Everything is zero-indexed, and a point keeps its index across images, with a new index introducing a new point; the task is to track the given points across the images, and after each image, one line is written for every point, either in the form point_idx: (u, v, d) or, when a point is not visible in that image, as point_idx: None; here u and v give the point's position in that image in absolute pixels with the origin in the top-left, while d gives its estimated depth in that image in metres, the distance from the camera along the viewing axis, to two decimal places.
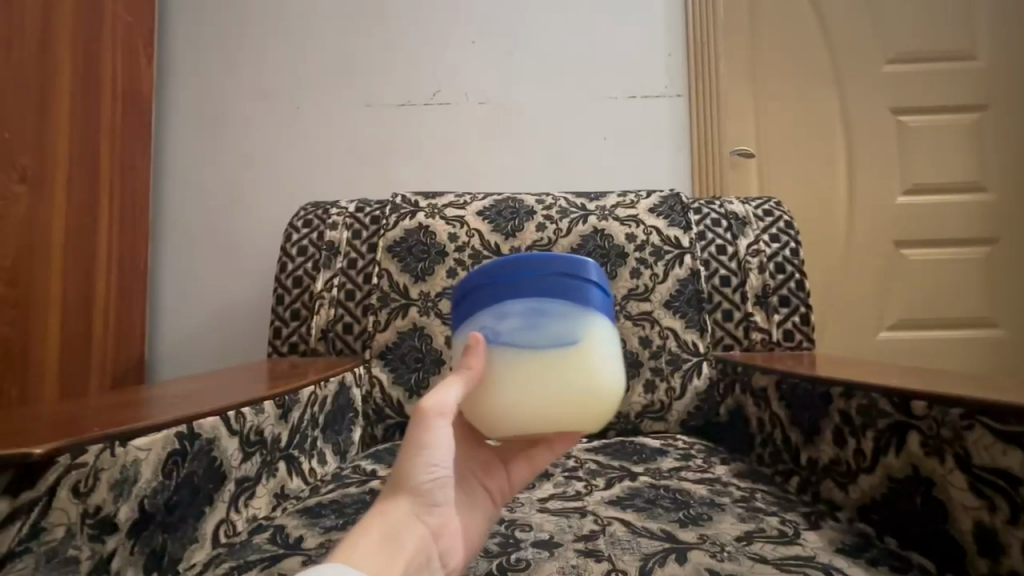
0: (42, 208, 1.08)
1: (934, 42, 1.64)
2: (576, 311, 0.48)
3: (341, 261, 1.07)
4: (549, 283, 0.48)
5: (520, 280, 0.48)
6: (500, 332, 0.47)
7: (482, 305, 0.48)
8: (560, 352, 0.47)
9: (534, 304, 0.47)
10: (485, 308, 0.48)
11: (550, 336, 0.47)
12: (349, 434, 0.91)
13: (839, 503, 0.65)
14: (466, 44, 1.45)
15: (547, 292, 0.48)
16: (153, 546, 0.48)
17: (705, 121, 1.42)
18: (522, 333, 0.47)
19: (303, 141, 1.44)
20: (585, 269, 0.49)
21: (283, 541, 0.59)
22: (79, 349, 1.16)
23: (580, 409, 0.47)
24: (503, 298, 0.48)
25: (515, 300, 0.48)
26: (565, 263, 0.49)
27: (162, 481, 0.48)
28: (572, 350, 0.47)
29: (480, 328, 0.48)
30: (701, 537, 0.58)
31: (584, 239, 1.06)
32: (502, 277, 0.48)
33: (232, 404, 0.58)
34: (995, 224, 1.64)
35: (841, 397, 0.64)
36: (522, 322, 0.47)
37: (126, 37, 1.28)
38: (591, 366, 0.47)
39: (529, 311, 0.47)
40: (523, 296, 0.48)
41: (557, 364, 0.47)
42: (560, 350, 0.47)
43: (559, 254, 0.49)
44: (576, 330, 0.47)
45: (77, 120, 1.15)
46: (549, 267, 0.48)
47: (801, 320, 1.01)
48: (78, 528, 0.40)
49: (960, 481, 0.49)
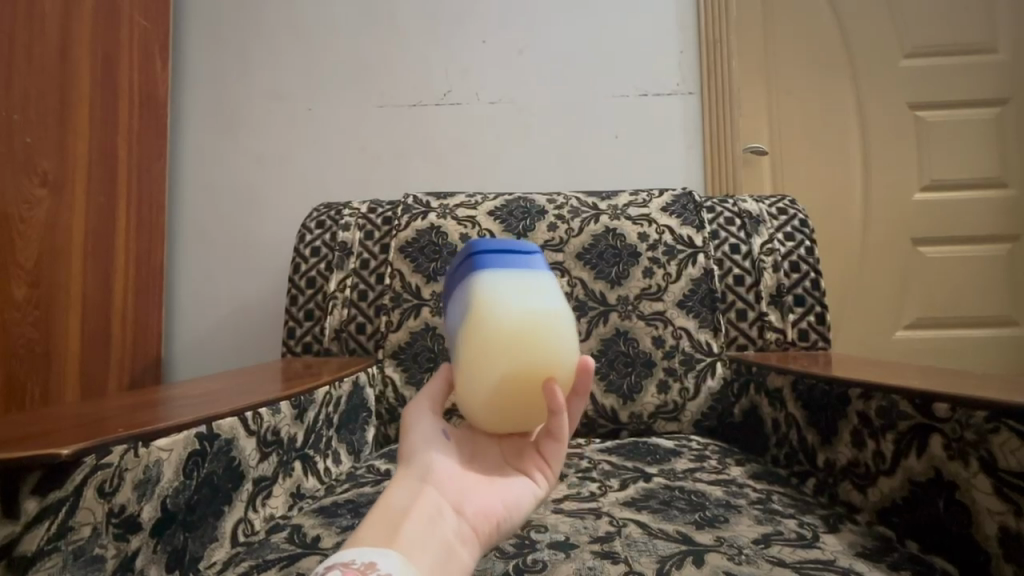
0: (63, 211, 1.10)
1: (950, 37, 1.61)
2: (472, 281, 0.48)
3: (354, 261, 1.08)
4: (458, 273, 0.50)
5: (448, 289, 0.53)
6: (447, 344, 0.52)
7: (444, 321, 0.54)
8: (460, 320, 0.48)
9: (455, 297, 0.51)
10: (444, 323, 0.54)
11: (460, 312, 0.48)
12: (363, 433, 0.91)
13: (857, 505, 0.65)
14: (477, 44, 1.45)
15: (456, 280, 0.51)
16: (175, 545, 0.49)
17: (718, 118, 1.41)
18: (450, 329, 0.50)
19: (317, 141, 1.45)
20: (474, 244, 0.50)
21: (300, 540, 0.60)
22: (98, 349, 1.17)
23: (508, 352, 0.46)
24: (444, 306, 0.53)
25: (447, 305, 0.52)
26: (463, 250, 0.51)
27: (183, 481, 0.49)
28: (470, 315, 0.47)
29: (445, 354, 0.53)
30: (718, 539, 0.58)
31: (596, 239, 1.06)
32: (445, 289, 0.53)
33: (250, 405, 0.58)
34: (1014, 220, 1.61)
35: (860, 398, 0.64)
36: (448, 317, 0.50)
37: (141, 39, 1.29)
38: (491, 307, 0.46)
39: (450, 307, 0.51)
40: (450, 300, 0.52)
41: (467, 328, 0.47)
42: (461, 316, 0.48)
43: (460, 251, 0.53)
44: (469, 293, 0.47)
45: (95, 123, 1.16)
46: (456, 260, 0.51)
47: (816, 319, 1.00)
48: (103, 528, 0.41)
49: (984, 485, 0.48)
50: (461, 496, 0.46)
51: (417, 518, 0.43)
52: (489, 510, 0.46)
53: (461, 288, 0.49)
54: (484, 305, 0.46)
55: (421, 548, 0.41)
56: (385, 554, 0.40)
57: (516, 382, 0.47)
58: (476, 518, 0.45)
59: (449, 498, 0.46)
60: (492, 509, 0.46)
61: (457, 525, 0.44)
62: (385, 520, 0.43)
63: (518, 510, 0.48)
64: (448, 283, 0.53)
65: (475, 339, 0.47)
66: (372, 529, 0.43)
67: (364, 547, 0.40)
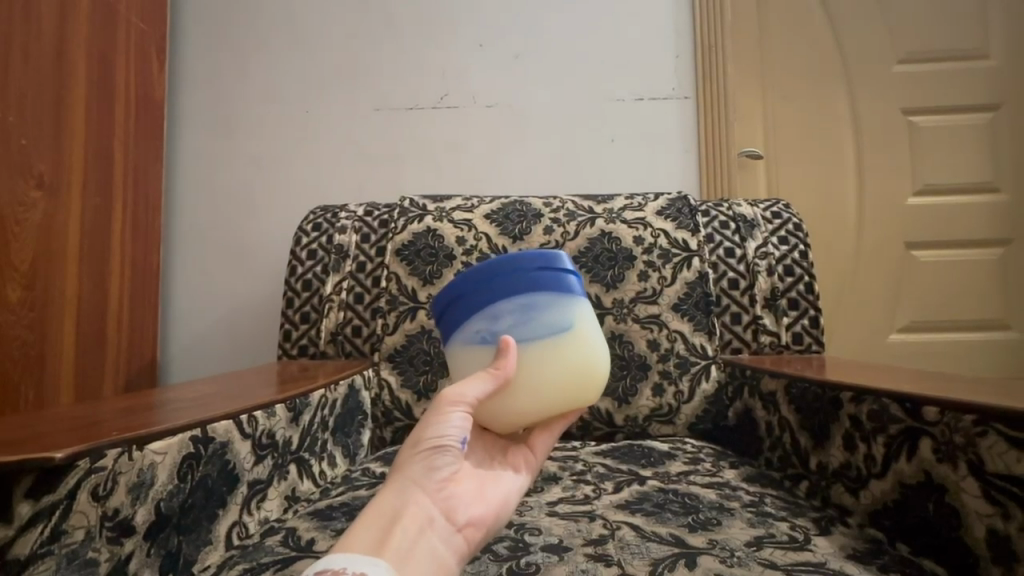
0: (59, 213, 1.10)
1: (944, 43, 1.63)
2: (560, 299, 0.52)
3: (350, 264, 1.08)
4: (533, 279, 0.51)
5: (509, 278, 0.51)
6: (495, 332, 0.51)
7: (470, 313, 0.52)
8: (552, 334, 0.51)
9: (527, 300, 0.51)
10: (473, 315, 0.51)
11: (545, 325, 0.51)
12: (358, 436, 0.92)
13: (849, 508, 0.65)
14: (474, 47, 1.45)
15: (538, 287, 0.51)
16: (168, 548, 0.49)
17: (712, 122, 1.42)
18: (517, 330, 0.50)
19: (313, 144, 1.45)
20: (557, 259, 0.53)
21: (295, 543, 0.60)
22: (93, 352, 1.17)
23: (590, 376, 0.53)
24: (491, 300, 0.51)
25: (502, 302, 0.51)
26: (541, 256, 0.52)
27: (178, 484, 0.49)
28: (564, 334, 0.51)
29: (476, 334, 0.51)
30: (710, 541, 0.58)
31: (591, 242, 1.06)
32: (489, 279, 0.51)
33: (245, 408, 0.58)
34: (1007, 224, 1.62)
35: (851, 402, 0.64)
36: (515, 319, 0.51)
37: (139, 41, 1.29)
38: (586, 335, 0.53)
39: (519, 307, 0.51)
40: (514, 294, 0.51)
41: (553, 351, 0.51)
42: (557, 337, 0.51)
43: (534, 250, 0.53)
44: (567, 313, 0.52)
45: (92, 125, 1.16)
46: (527, 263, 0.52)
47: (810, 322, 1.01)
48: (97, 531, 0.41)
49: (973, 487, 0.49)
50: (456, 504, 0.46)
51: (408, 528, 0.43)
52: (480, 520, 0.47)
53: (547, 304, 0.51)
54: (579, 345, 0.52)
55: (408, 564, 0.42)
56: (372, 569, 0.40)
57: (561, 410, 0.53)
58: (466, 527, 0.46)
59: (443, 506, 0.46)
60: (482, 517, 0.47)
61: (447, 536, 0.45)
62: (377, 524, 0.43)
63: (506, 514, 0.50)
64: (508, 271, 0.51)
65: (556, 366, 0.51)
66: (362, 534, 0.43)
67: (352, 557, 0.41)
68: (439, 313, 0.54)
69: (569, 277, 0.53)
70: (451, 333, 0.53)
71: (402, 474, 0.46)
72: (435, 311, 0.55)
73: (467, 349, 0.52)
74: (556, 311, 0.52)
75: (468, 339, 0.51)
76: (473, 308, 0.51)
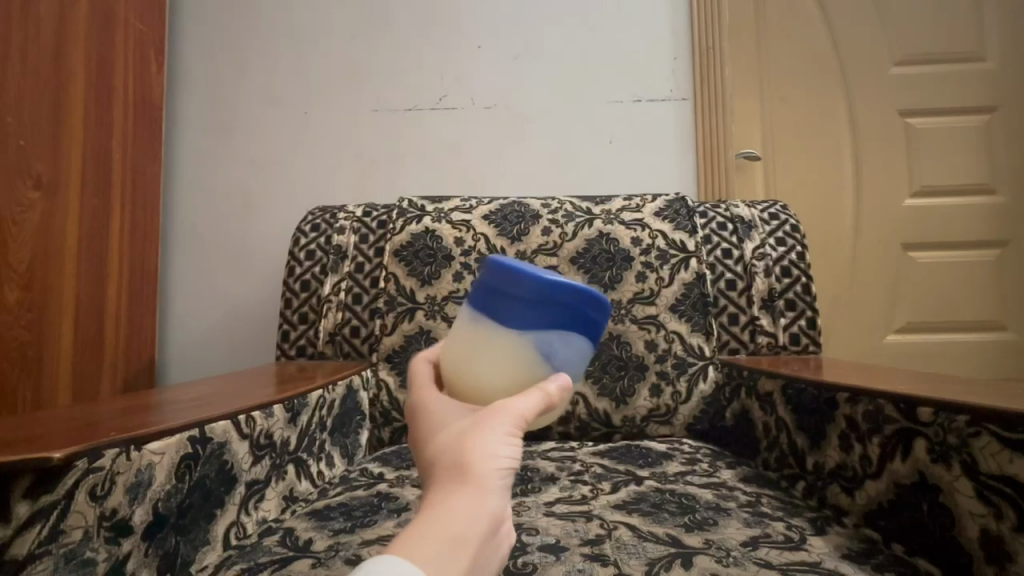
0: (58, 214, 1.10)
1: (941, 44, 1.63)
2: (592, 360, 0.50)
3: (349, 265, 1.08)
4: (600, 332, 0.48)
5: (596, 322, 0.47)
6: (557, 358, 0.45)
7: (554, 320, 0.45)
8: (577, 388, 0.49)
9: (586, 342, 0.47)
10: (554, 324, 0.45)
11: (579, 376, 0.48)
12: (356, 436, 0.92)
13: (844, 508, 0.65)
14: (472, 48, 1.46)
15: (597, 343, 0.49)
16: (166, 548, 0.49)
17: (710, 124, 1.42)
18: (570, 368, 0.46)
19: (312, 144, 1.45)
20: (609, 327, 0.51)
21: (292, 543, 0.60)
22: (91, 353, 1.17)
23: None
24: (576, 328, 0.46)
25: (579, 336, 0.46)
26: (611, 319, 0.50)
27: (175, 484, 0.49)
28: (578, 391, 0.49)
29: (543, 344, 0.45)
30: (707, 542, 0.58)
31: (589, 243, 1.06)
32: (586, 308, 0.46)
33: (243, 408, 0.58)
34: (1004, 225, 1.63)
35: (847, 403, 0.65)
36: (574, 357, 0.46)
37: (137, 42, 1.29)
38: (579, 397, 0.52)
39: (582, 350, 0.47)
40: (586, 333, 0.47)
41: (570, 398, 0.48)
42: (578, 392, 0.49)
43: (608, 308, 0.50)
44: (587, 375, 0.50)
45: (90, 125, 1.16)
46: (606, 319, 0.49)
47: (807, 323, 1.01)
48: (94, 531, 0.41)
49: (967, 488, 0.49)
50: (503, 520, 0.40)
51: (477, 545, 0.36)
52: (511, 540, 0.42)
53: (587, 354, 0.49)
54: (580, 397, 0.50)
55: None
56: None
57: None
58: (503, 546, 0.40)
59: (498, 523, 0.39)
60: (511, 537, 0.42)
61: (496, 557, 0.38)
62: (451, 538, 0.34)
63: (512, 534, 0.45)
64: (597, 314, 0.47)
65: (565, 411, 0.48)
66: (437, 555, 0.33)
67: None
68: (509, 292, 0.45)
69: None
70: (507, 318, 0.45)
71: (475, 483, 0.37)
72: (501, 286, 0.46)
73: (524, 352, 0.45)
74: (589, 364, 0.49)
75: (535, 343, 0.45)
76: (559, 322, 0.45)
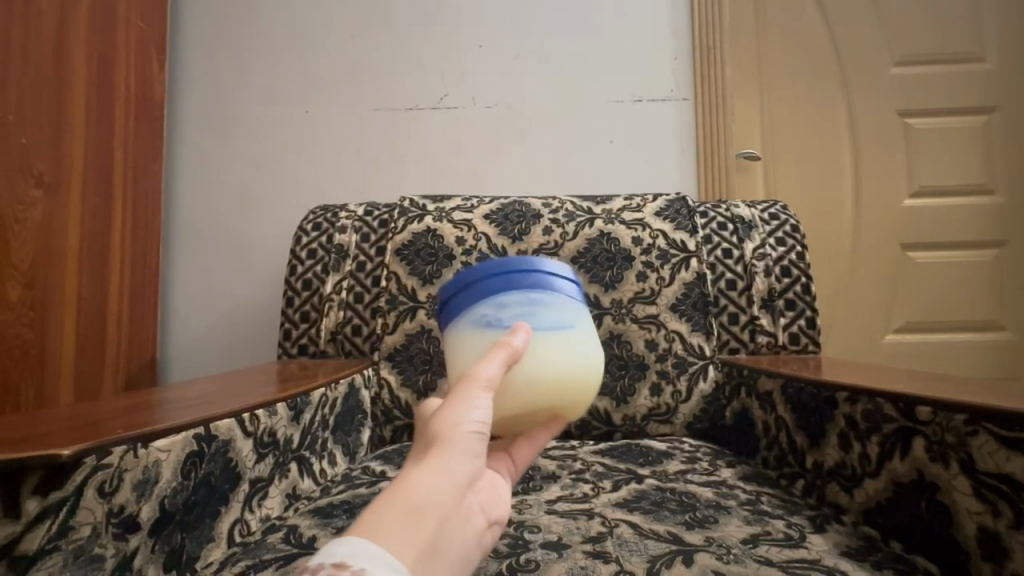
0: (59, 212, 1.10)
1: (940, 46, 1.64)
2: (564, 300, 0.49)
3: (350, 264, 1.09)
4: (541, 279, 0.49)
5: (524, 276, 0.48)
6: (502, 320, 0.47)
7: (480, 297, 0.48)
8: (554, 329, 0.47)
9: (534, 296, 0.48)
10: (483, 300, 0.48)
11: (550, 321, 0.47)
12: (358, 435, 0.92)
13: (844, 506, 0.66)
14: (473, 48, 1.46)
15: (544, 288, 0.49)
16: (172, 545, 0.49)
17: (710, 124, 1.43)
18: (523, 319, 0.47)
19: (313, 144, 1.46)
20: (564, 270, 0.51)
21: (296, 540, 0.60)
22: (93, 351, 1.18)
23: (583, 381, 0.49)
24: (502, 292, 0.48)
25: (512, 294, 0.47)
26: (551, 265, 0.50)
27: (181, 482, 0.49)
28: (564, 330, 0.48)
29: (481, 319, 0.47)
30: (707, 539, 0.59)
31: (590, 242, 1.07)
32: (503, 272, 0.48)
33: (248, 406, 0.59)
34: (1002, 226, 1.64)
35: (846, 402, 0.65)
36: (521, 310, 0.47)
37: (139, 41, 1.29)
38: (586, 341, 0.49)
39: (528, 300, 0.48)
40: (522, 287, 0.48)
41: (555, 341, 0.47)
42: (560, 332, 0.47)
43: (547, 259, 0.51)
44: (568, 315, 0.49)
45: (92, 124, 1.17)
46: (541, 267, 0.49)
47: (806, 323, 1.02)
48: (102, 527, 0.42)
49: (964, 486, 0.50)
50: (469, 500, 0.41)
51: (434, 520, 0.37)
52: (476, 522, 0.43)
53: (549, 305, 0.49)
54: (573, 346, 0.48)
55: (436, 569, 0.36)
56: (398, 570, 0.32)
57: (547, 411, 0.48)
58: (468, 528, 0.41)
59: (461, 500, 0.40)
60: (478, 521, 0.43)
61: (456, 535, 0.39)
62: (406, 511, 0.36)
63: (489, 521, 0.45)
64: (520, 269, 0.49)
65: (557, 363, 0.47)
66: (394, 519, 0.35)
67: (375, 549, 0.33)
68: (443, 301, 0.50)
69: (571, 286, 0.51)
70: (451, 322, 0.49)
71: (435, 457, 0.38)
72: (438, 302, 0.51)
73: (469, 334, 0.47)
74: (561, 309, 0.49)
75: (472, 322, 0.47)
76: (483, 296, 0.48)
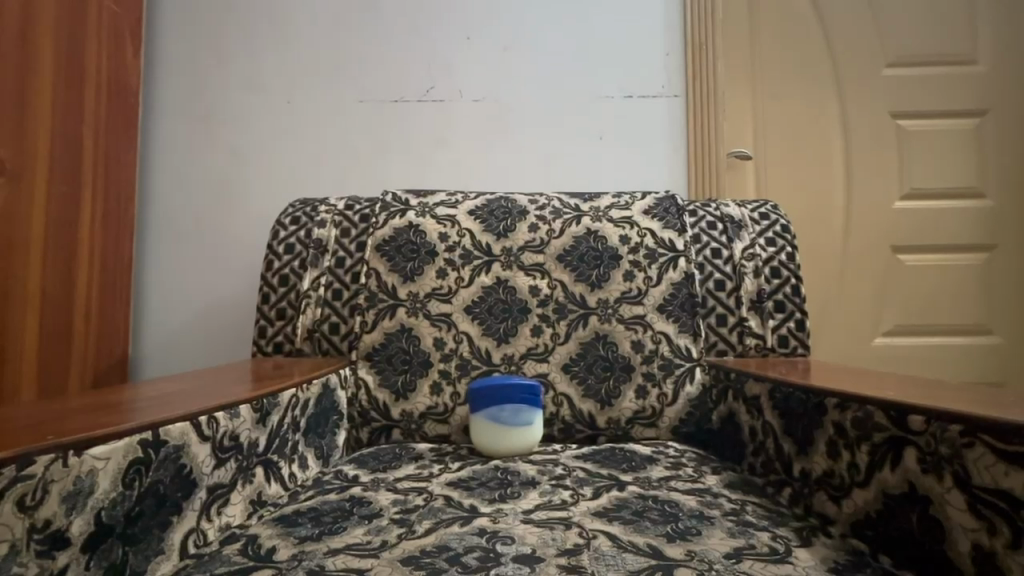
0: (21, 202, 1.06)
1: (932, 47, 1.62)
2: (527, 416, 0.87)
3: (329, 259, 1.05)
4: (524, 414, 0.87)
5: (516, 404, 0.87)
6: (502, 407, 0.87)
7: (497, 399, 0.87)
8: (516, 419, 0.87)
9: (495, 405, 0.87)
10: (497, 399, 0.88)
11: (521, 418, 0.87)
12: (333, 437, 0.89)
13: (831, 517, 0.63)
14: (460, 40, 1.42)
15: (524, 413, 0.87)
16: (112, 560, 0.45)
17: (701, 122, 1.40)
18: (508, 409, 0.87)
19: (294, 136, 1.42)
20: (533, 411, 0.88)
21: (255, 552, 0.56)
22: (59, 347, 1.13)
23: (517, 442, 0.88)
24: (502, 401, 0.87)
25: (509, 403, 0.87)
26: (529, 406, 0.88)
27: (123, 492, 0.46)
28: (521, 420, 0.87)
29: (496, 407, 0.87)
30: (688, 553, 0.56)
31: (577, 241, 1.04)
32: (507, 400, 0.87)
33: (205, 408, 0.56)
34: (992, 230, 1.62)
35: (836, 408, 0.62)
36: (511, 413, 0.87)
37: (113, 26, 1.25)
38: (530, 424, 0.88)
39: (513, 410, 0.87)
40: (516, 403, 0.87)
41: (516, 422, 0.87)
42: (520, 419, 0.87)
43: (527, 405, 0.88)
44: (525, 419, 0.87)
45: (60, 111, 1.13)
46: (523, 404, 0.88)
47: (796, 326, 1.00)
48: (23, 545, 0.38)
49: (958, 500, 0.47)
50: None
51: None
52: None
53: (479, 434, 0.88)
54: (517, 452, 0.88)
55: None
56: None
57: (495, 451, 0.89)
58: None
59: None
60: None
61: None
62: None
63: None
64: (516, 402, 0.87)
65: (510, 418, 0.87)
66: None
67: None
68: (491, 395, 0.88)
69: (533, 415, 0.88)
70: (483, 405, 0.88)
71: None
72: (487, 395, 0.88)
73: (488, 411, 0.87)
74: (525, 415, 0.87)
75: (491, 408, 0.88)
76: (501, 399, 0.87)
